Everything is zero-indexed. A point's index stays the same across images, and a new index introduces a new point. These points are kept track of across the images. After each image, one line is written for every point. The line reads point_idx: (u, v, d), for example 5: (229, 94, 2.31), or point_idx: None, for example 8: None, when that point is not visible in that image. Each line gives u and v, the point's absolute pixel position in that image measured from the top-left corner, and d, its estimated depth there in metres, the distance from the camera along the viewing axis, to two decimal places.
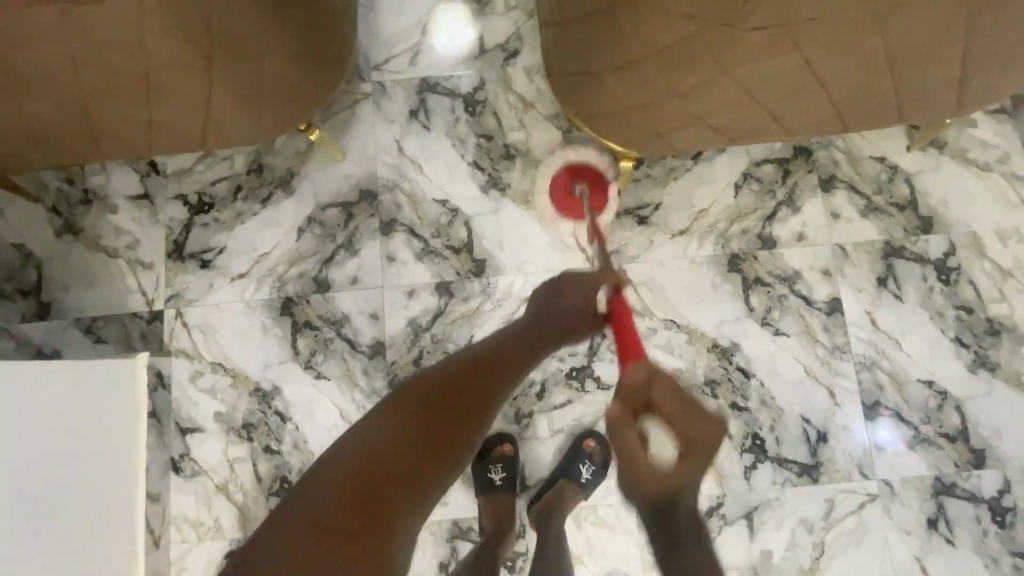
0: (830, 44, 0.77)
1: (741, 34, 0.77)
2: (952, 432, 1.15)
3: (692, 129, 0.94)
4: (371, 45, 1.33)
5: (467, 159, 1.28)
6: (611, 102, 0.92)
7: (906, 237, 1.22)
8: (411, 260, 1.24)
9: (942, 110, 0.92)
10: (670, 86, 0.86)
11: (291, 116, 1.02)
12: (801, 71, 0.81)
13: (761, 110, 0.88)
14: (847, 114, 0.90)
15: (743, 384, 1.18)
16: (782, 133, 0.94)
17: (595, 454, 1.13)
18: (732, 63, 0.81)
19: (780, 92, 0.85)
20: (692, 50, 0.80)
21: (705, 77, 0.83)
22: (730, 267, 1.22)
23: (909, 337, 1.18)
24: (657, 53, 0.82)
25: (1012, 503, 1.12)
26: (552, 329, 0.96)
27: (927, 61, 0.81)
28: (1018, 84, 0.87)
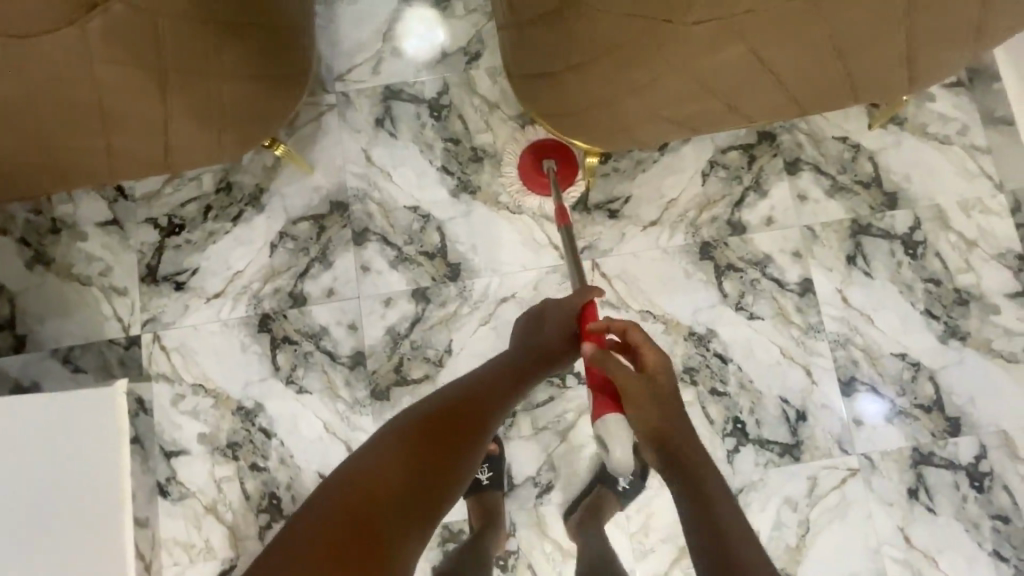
0: (777, 30, 0.78)
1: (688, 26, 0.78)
2: (927, 402, 1.17)
3: (654, 125, 0.94)
4: (333, 56, 1.33)
5: (435, 164, 1.28)
6: (570, 103, 0.92)
7: (873, 214, 1.24)
8: (385, 269, 1.24)
9: (895, 88, 0.93)
10: (627, 83, 0.86)
11: (251, 134, 1.02)
12: (752, 61, 0.82)
13: (716, 101, 0.89)
14: (802, 98, 0.91)
15: (721, 369, 1.19)
16: (742, 121, 0.95)
17: (635, 463, 1.13)
18: (685, 57, 0.81)
19: (735, 83, 0.86)
20: (644, 45, 0.81)
21: (660, 70, 0.84)
22: (702, 254, 1.23)
23: (880, 311, 1.20)
24: (610, 50, 0.83)
25: (988, 468, 1.15)
26: (536, 359, 1.00)
27: (874, 43, 0.82)
28: (964, 57, 0.89)
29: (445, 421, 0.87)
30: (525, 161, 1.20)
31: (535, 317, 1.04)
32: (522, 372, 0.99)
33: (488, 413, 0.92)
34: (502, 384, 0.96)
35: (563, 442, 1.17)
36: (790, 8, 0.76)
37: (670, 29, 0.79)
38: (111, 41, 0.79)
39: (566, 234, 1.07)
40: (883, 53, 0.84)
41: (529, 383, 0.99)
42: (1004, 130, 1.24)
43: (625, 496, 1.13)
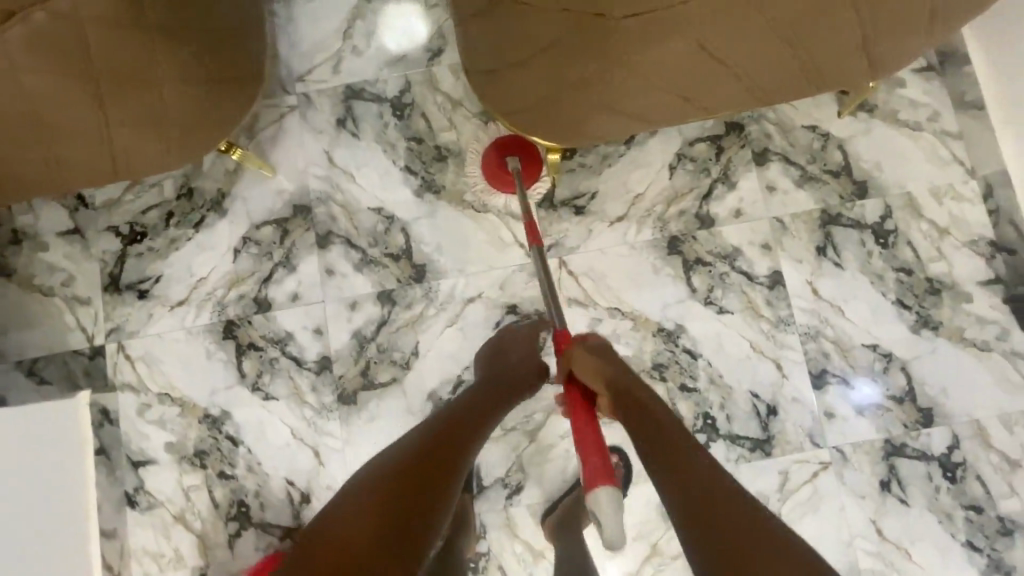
0: (716, 16, 0.77)
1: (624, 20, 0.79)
2: (899, 393, 1.16)
3: (608, 121, 0.93)
4: (293, 56, 1.31)
5: (399, 164, 1.26)
6: (518, 104, 0.91)
7: (843, 204, 1.22)
8: (350, 272, 1.23)
9: (856, 74, 0.91)
10: (573, 79, 0.85)
11: (204, 140, 0.99)
12: (697, 49, 0.81)
13: (668, 93, 0.87)
14: (759, 87, 0.89)
15: (690, 364, 1.18)
16: (700, 112, 0.93)
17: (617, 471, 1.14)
18: (628, 49, 0.81)
19: (684, 74, 0.84)
20: (585, 37, 0.81)
21: (606, 64, 0.82)
22: (669, 249, 1.22)
23: (851, 302, 1.19)
24: (553, 46, 0.83)
25: (961, 458, 1.14)
26: (505, 386, 1.01)
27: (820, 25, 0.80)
28: (923, 39, 0.86)
29: (417, 465, 0.81)
30: (492, 157, 1.13)
31: (497, 349, 1.11)
32: (491, 400, 0.98)
33: (461, 449, 0.88)
34: (470, 415, 0.94)
35: (532, 443, 1.16)
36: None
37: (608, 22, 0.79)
38: (35, 47, 0.78)
39: (539, 254, 1.04)
40: (831, 35, 0.82)
41: (501, 410, 0.97)
42: (975, 114, 1.22)
43: None
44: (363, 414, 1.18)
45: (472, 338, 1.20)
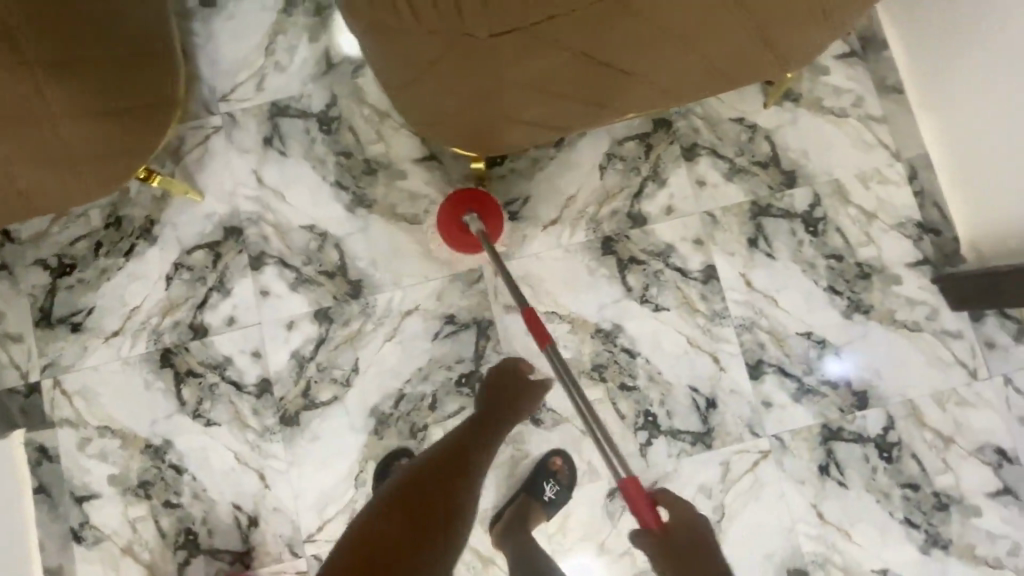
0: (622, 24, 0.69)
1: (525, 37, 0.67)
2: (834, 378, 1.18)
3: (526, 127, 0.93)
4: (215, 76, 1.28)
5: (328, 179, 1.25)
6: (431, 115, 0.87)
7: (772, 194, 1.23)
8: (285, 292, 1.22)
9: (764, 65, 0.91)
10: (479, 87, 0.78)
11: (123, 163, 1.00)
12: (600, 58, 0.76)
13: (575, 101, 0.87)
14: (666, 86, 0.89)
15: (629, 363, 1.19)
16: (611, 113, 0.94)
17: (561, 473, 1.15)
18: (534, 54, 0.71)
19: (587, 87, 0.84)
20: (482, 48, 0.69)
21: (509, 73, 0.75)
22: (604, 250, 1.22)
23: (784, 292, 1.20)
24: (449, 54, 0.71)
25: (896, 438, 1.16)
26: (502, 409, 1.11)
27: (725, 29, 0.77)
28: (828, 32, 0.85)
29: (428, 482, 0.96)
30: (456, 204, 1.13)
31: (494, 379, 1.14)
32: (490, 426, 1.08)
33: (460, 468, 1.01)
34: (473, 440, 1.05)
35: None
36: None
37: (513, 38, 0.67)
38: None
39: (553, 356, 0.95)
40: (737, 35, 0.79)
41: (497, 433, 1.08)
42: (897, 99, 1.23)
43: (552, 506, 1.13)
44: (306, 434, 1.18)
45: (412, 351, 1.20)
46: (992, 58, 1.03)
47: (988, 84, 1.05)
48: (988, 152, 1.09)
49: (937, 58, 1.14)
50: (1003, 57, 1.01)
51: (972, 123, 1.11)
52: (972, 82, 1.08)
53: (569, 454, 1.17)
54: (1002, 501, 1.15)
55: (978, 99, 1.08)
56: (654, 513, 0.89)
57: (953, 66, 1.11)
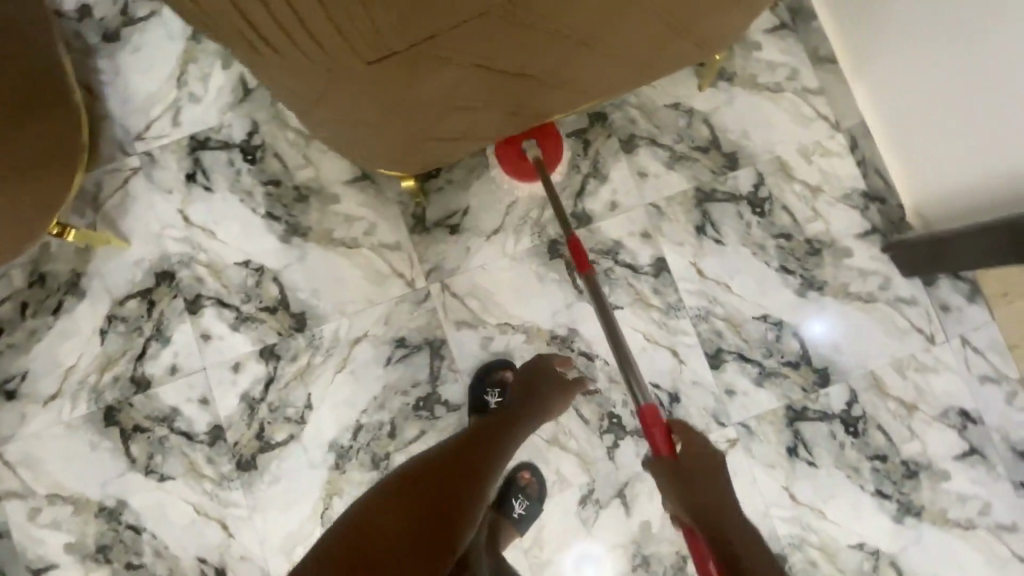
0: (516, 33, 0.65)
1: (410, 59, 0.62)
2: (794, 358, 1.17)
3: (446, 142, 0.90)
4: (127, 114, 1.22)
5: (259, 211, 1.20)
6: (344, 142, 0.84)
7: (715, 178, 1.20)
8: (227, 333, 1.17)
9: (682, 49, 0.88)
10: (378, 111, 0.73)
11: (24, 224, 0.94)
12: (502, 66, 0.71)
13: (488, 113, 0.84)
14: (582, 84, 0.86)
15: (588, 367, 1.17)
16: (533, 116, 0.91)
17: (529, 487, 1.13)
18: (427, 72, 0.66)
19: (495, 99, 0.80)
20: (365, 73, 0.63)
21: (405, 94, 0.70)
22: (551, 254, 1.19)
23: (737, 277, 1.18)
24: (333, 81, 0.65)
25: (861, 411, 1.16)
26: (529, 405, 1.03)
27: (629, 22, 0.73)
28: (740, 11, 0.82)
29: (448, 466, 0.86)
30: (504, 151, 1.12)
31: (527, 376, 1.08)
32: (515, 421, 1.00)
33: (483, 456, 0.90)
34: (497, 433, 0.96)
35: None
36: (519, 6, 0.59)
37: (400, 61, 0.61)
38: None
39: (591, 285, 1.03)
40: (644, 26, 0.75)
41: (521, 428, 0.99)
42: (831, 69, 1.21)
43: (523, 522, 1.12)
44: (265, 477, 1.14)
45: (366, 380, 1.16)
46: (930, 18, 0.98)
47: (925, 46, 1.01)
48: (921, 116, 1.08)
49: (873, 15, 1.09)
50: (926, 17, 0.98)
51: (908, 84, 1.08)
52: (909, 42, 1.04)
53: (537, 466, 1.15)
54: (969, 462, 1.15)
55: (915, 61, 1.04)
56: (666, 442, 0.93)
57: (883, 28, 1.08)
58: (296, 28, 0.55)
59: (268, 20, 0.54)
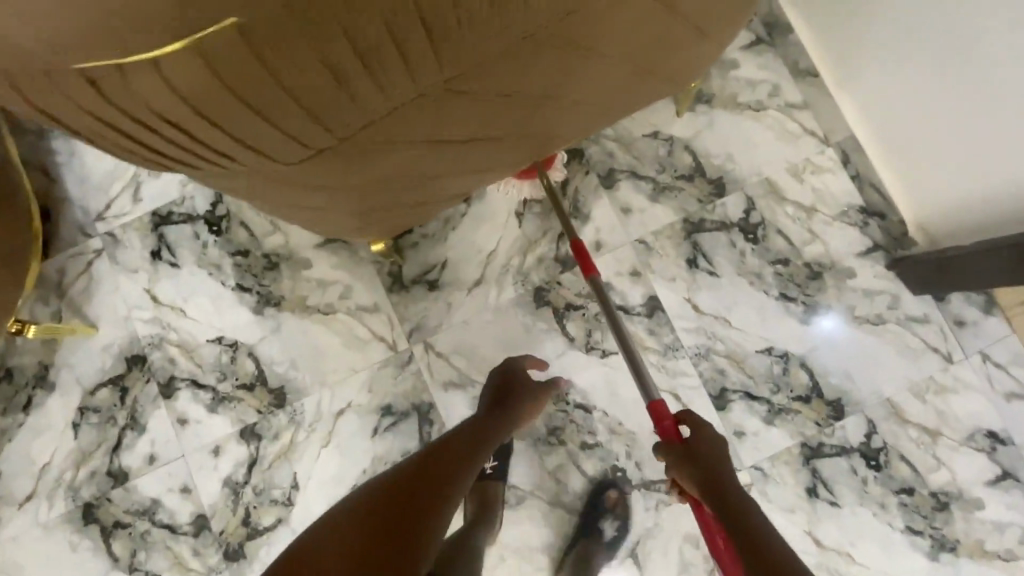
0: (464, 106, 0.58)
1: (346, 148, 0.55)
2: (804, 392, 1.10)
3: (414, 206, 0.83)
4: (87, 194, 1.17)
5: (229, 283, 1.14)
6: (304, 221, 0.77)
7: (702, 207, 1.14)
8: (205, 415, 1.11)
9: (655, 84, 0.82)
10: (324, 195, 0.67)
11: None
12: (455, 136, 0.65)
13: (455, 175, 0.78)
14: (553, 132, 0.80)
15: (586, 420, 1.10)
16: (504, 168, 0.85)
17: (618, 506, 1.07)
18: (374, 152, 0.59)
19: (460, 161, 0.74)
20: (299, 169, 0.56)
21: (349, 176, 0.63)
22: (537, 302, 1.13)
23: (735, 310, 1.12)
24: (265, 177, 0.57)
25: (882, 443, 1.08)
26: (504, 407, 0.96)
27: (589, 74, 0.67)
28: (710, 39, 0.76)
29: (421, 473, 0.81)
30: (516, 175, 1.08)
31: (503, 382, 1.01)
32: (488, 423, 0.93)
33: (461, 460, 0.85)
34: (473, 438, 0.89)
35: None
36: (461, 81, 0.53)
37: (335, 151, 0.55)
38: None
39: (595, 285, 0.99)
40: (607, 75, 0.69)
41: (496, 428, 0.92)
42: (814, 82, 1.15)
43: (614, 543, 1.06)
44: (255, 566, 1.08)
45: (353, 453, 1.10)
46: (907, 27, 0.92)
47: (921, 50, 0.92)
48: (913, 128, 1.01)
49: (859, 17, 1.00)
50: (903, 25, 0.93)
51: (902, 90, 0.99)
52: (901, 46, 0.95)
53: (625, 484, 1.08)
54: (1003, 488, 1.07)
55: (910, 66, 0.96)
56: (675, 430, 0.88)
57: (862, 40, 1.02)
58: (209, 153, 0.47)
59: (175, 150, 0.46)
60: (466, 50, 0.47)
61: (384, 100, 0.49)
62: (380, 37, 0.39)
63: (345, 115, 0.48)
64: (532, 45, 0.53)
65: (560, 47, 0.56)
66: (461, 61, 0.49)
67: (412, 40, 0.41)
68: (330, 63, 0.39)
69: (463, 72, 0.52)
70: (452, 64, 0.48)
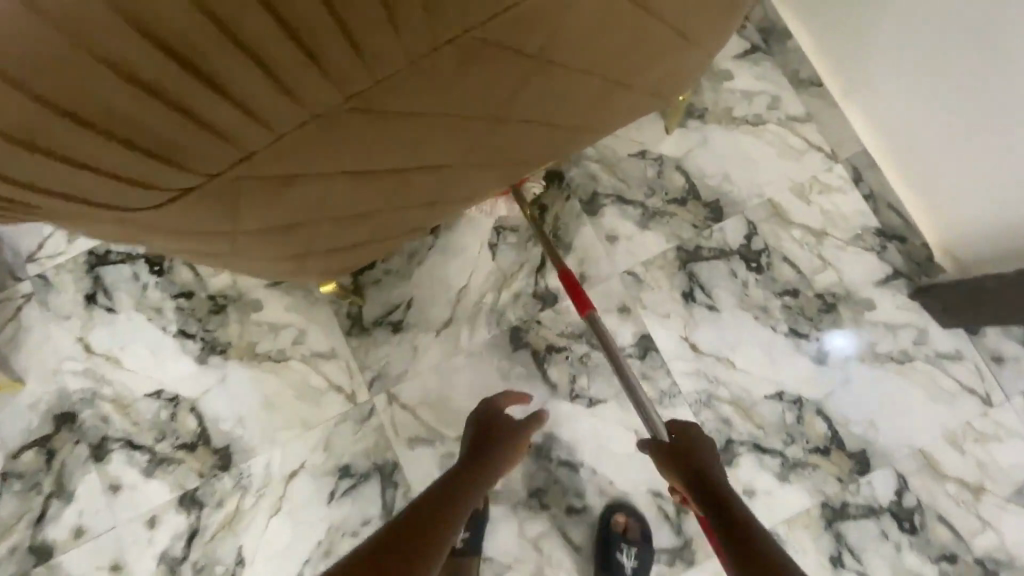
0: (383, 127, 0.48)
1: (233, 181, 0.47)
2: (822, 443, 0.96)
3: (365, 244, 0.73)
4: (16, 233, 1.06)
5: (170, 329, 1.02)
6: (241, 270, 0.68)
7: (698, 234, 1.02)
8: (141, 480, 0.98)
9: (635, 100, 0.71)
10: (238, 242, 0.57)
11: None
12: (387, 166, 0.55)
13: (407, 209, 0.67)
14: (520, 157, 0.69)
15: (572, 480, 0.96)
16: (469, 198, 0.75)
17: (630, 530, 0.93)
18: (278, 186, 0.50)
19: (408, 195, 0.63)
20: (182, 208, 0.48)
21: (259, 218, 0.54)
22: (514, 344, 1.00)
23: (739, 350, 0.98)
24: (141, 223, 0.49)
25: (915, 501, 0.94)
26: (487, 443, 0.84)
27: (548, 89, 0.56)
28: (697, 46, 0.66)
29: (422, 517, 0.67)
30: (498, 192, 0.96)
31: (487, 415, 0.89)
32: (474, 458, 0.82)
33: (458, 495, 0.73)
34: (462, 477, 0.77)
35: None
36: (365, 94, 0.43)
37: (216, 185, 0.46)
38: None
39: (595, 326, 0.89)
40: (571, 91, 0.59)
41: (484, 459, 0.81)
42: (818, 92, 1.03)
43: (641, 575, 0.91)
44: None
45: (306, 521, 0.96)
46: (916, 31, 0.82)
47: (936, 53, 0.81)
48: (928, 142, 0.90)
49: (864, 21, 0.89)
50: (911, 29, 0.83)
51: (914, 101, 0.88)
52: (912, 50, 0.84)
53: (631, 504, 0.95)
54: None
55: (921, 73, 0.85)
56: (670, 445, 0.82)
57: (865, 47, 0.92)
58: (47, 185, 0.41)
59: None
60: (349, 49, 0.38)
61: (251, 111, 0.40)
62: (185, 13, 0.32)
63: (203, 131, 0.40)
64: (457, 51, 0.43)
65: (496, 55, 0.45)
66: (347, 63, 0.39)
67: (240, 21, 0.33)
68: (129, 50, 0.33)
69: (362, 81, 0.42)
70: (332, 67, 0.39)
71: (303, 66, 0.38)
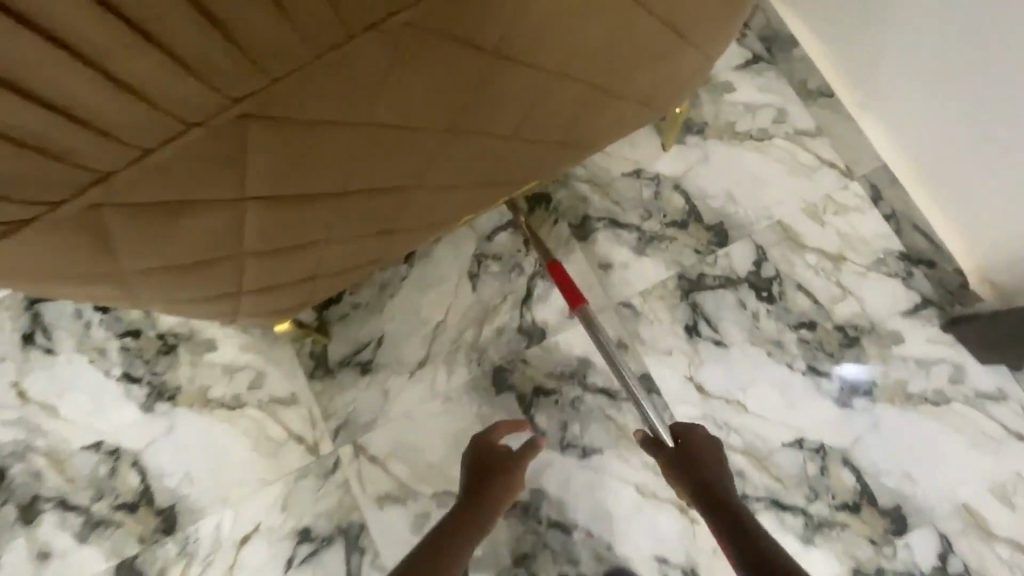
0: (299, 138, 0.41)
1: (129, 212, 0.41)
2: (850, 498, 0.83)
3: (320, 283, 0.63)
4: None
5: (114, 373, 0.91)
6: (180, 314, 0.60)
7: (701, 260, 0.91)
8: (74, 547, 0.86)
9: (621, 112, 0.63)
10: (168, 287, 0.51)
11: None
12: (323, 186, 0.47)
13: (362, 240, 0.58)
14: (491, 178, 0.60)
15: (564, 543, 0.84)
16: (438, 227, 0.65)
17: None
18: (173, 215, 0.43)
19: (359, 221, 0.54)
20: (80, 246, 0.43)
21: (180, 254, 0.47)
22: (497, 386, 0.89)
23: (751, 391, 0.87)
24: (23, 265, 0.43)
25: (962, 566, 0.81)
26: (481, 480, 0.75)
27: (507, 96, 0.48)
28: (686, 47, 0.58)
29: None
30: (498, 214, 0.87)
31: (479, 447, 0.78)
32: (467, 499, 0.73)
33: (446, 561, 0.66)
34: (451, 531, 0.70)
35: None
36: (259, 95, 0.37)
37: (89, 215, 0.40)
38: None
39: (586, 322, 0.82)
40: (539, 97, 0.51)
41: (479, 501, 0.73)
42: (828, 103, 0.94)
43: None
44: None
45: None
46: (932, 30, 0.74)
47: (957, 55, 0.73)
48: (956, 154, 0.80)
49: (872, 24, 0.81)
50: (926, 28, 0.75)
51: (932, 109, 0.80)
52: (929, 54, 0.76)
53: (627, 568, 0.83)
54: None
55: (938, 77, 0.76)
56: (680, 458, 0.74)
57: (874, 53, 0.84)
58: None
59: None
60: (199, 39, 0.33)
61: (117, 121, 0.35)
62: None
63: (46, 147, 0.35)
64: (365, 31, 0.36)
65: (417, 46, 0.39)
66: (213, 53, 0.34)
67: (42, 6, 0.29)
68: None
69: (248, 78, 0.36)
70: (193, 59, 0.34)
71: (158, 61, 0.33)
